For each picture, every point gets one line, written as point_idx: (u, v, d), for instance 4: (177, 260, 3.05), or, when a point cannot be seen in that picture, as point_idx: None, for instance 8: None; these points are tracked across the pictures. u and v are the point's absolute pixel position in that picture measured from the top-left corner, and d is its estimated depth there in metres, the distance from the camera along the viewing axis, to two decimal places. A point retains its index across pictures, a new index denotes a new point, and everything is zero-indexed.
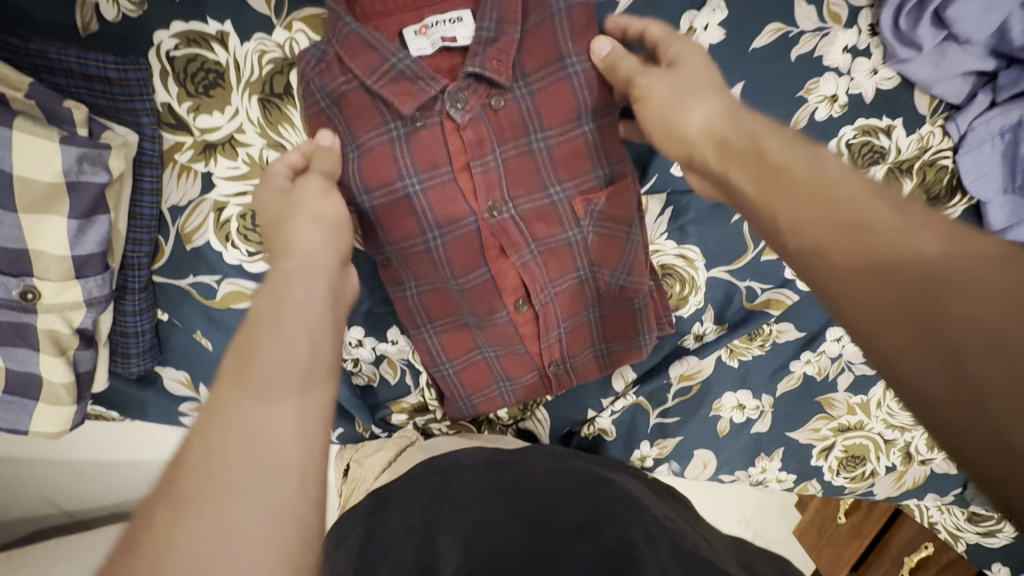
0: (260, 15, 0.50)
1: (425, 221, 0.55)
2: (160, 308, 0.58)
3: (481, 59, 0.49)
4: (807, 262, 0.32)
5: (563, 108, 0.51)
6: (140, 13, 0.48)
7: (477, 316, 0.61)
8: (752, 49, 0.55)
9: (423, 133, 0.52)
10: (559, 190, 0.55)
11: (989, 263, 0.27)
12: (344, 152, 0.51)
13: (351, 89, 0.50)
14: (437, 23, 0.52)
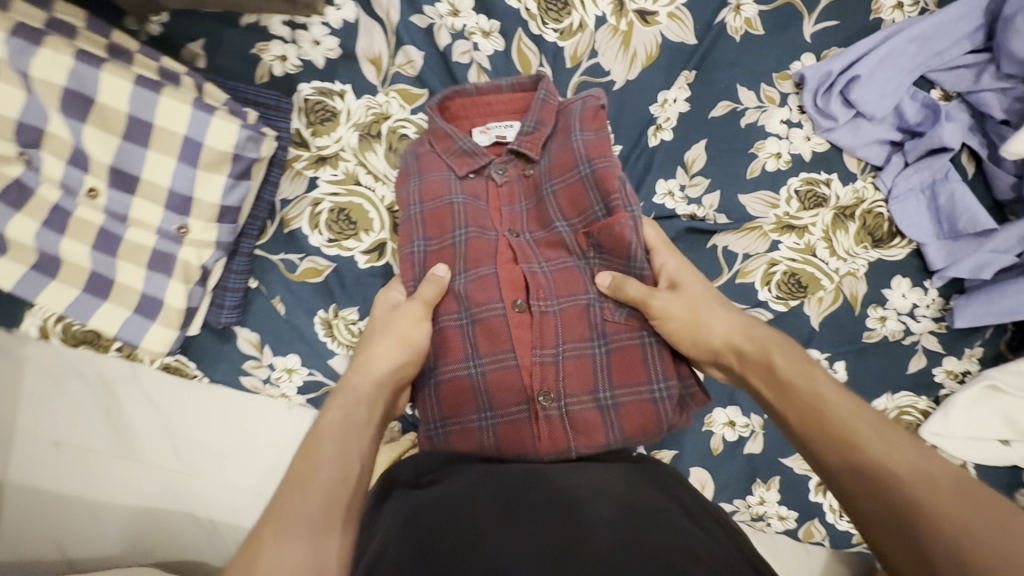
0: (371, 83, 0.74)
1: (454, 223, 0.69)
2: (252, 277, 0.75)
3: (518, 143, 0.71)
4: (823, 453, 0.47)
5: (568, 164, 0.69)
6: (296, 72, 0.72)
7: (475, 309, 0.66)
8: (710, 117, 0.76)
9: (472, 181, 0.72)
10: (565, 225, 0.69)
11: (920, 468, 0.42)
12: (411, 186, 0.71)
13: (425, 153, 0.73)
14: (496, 127, 0.74)
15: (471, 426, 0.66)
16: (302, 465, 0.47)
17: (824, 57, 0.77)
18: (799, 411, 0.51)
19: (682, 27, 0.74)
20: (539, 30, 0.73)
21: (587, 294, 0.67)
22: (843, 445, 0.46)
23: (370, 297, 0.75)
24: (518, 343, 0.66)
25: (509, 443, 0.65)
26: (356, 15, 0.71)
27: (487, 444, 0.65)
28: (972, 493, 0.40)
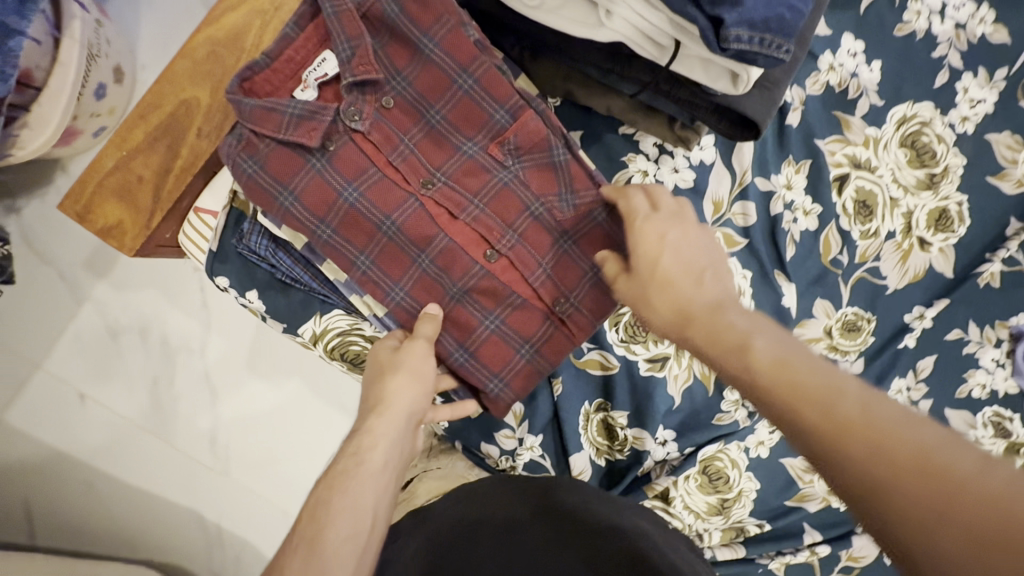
0: (720, 82, 0.56)
1: (375, 220, 0.57)
2: (554, 376, 0.78)
3: (351, 72, 0.54)
4: (909, 540, 0.31)
5: (440, 82, 0.57)
6: (649, 161, 0.78)
7: (347, 229, 0.56)
8: (984, 259, 0.87)
9: (340, 151, 0.56)
10: (428, 42, 0.56)
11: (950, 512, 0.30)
12: (280, 202, 0.55)
13: (271, 151, 0.55)
14: (312, 73, 0.56)
15: (525, 367, 0.62)
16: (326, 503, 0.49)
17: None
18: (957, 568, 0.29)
19: (947, 262, 0.87)
20: (849, 228, 0.84)
21: (484, 126, 0.58)
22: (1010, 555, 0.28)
23: (643, 407, 0.79)
24: (497, 271, 0.60)
25: (524, 323, 0.61)
26: (713, 159, 0.80)
27: (545, 373, 0.62)
28: None
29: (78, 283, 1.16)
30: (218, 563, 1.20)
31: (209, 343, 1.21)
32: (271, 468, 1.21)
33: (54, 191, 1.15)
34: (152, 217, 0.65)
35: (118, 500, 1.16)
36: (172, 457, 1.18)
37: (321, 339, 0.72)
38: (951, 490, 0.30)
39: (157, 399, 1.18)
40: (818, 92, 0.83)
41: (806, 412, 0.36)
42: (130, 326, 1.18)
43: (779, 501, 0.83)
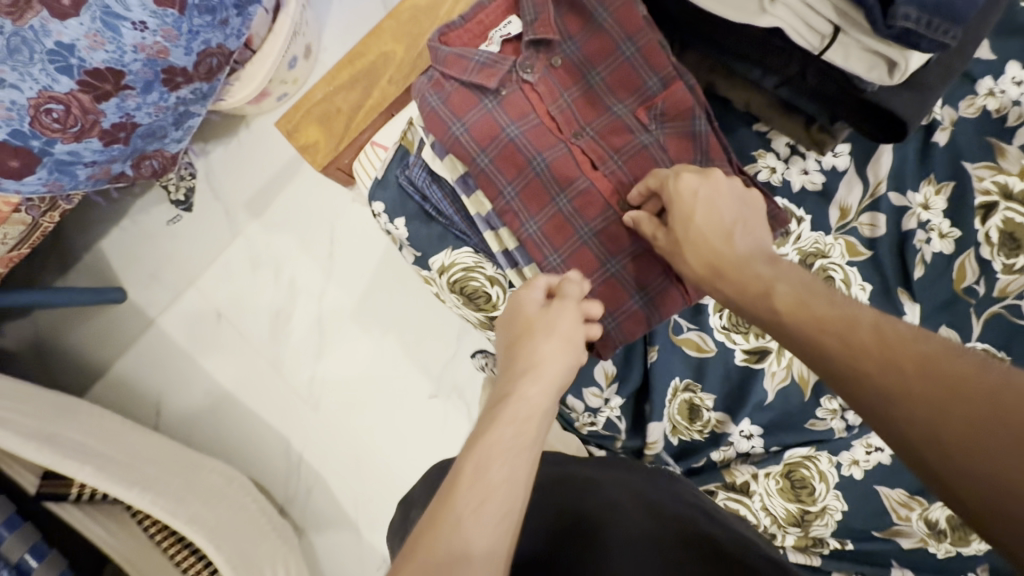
0: (875, 73, 0.58)
1: (529, 158, 0.65)
2: (651, 345, 0.80)
3: (531, 32, 0.64)
4: (885, 391, 0.42)
5: (605, 47, 0.64)
6: (779, 159, 0.81)
7: (502, 162, 0.65)
8: None
9: (510, 96, 0.66)
10: (602, 11, 0.64)
11: (905, 357, 0.42)
12: (453, 130, 0.65)
13: (454, 89, 0.65)
14: (498, 31, 0.67)
15: (635, 315, 0.67)
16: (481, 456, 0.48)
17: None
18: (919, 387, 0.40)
19: None
20: (989, 258, 0.79)
21: (635, 92, 0.64)
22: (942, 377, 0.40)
23: (733, 394, 0.80)
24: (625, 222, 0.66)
25: (641, 274, 0.66)
26: (846, 166, 0.81)
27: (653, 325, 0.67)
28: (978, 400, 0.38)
29: (237, 220, 1.39)
30: (293, 491, 1.32)
31: (327, 293, 1.35)
32: (354, 415, 1.32)
33: (239, 141, 1.39)
34: (339, 143, 0.79)
35: (231, 412, 1.37)
36: (277, 382, 1.35)
37: (447, 270, 0.80)
38: (929, 373, 0.40)
39: (277, 326, 1.36)
40: (971, 116, 0.81)
41: (825, 337, 0.47)
42: (267, 260, 1.38)
43: (867, 526, 0.79)
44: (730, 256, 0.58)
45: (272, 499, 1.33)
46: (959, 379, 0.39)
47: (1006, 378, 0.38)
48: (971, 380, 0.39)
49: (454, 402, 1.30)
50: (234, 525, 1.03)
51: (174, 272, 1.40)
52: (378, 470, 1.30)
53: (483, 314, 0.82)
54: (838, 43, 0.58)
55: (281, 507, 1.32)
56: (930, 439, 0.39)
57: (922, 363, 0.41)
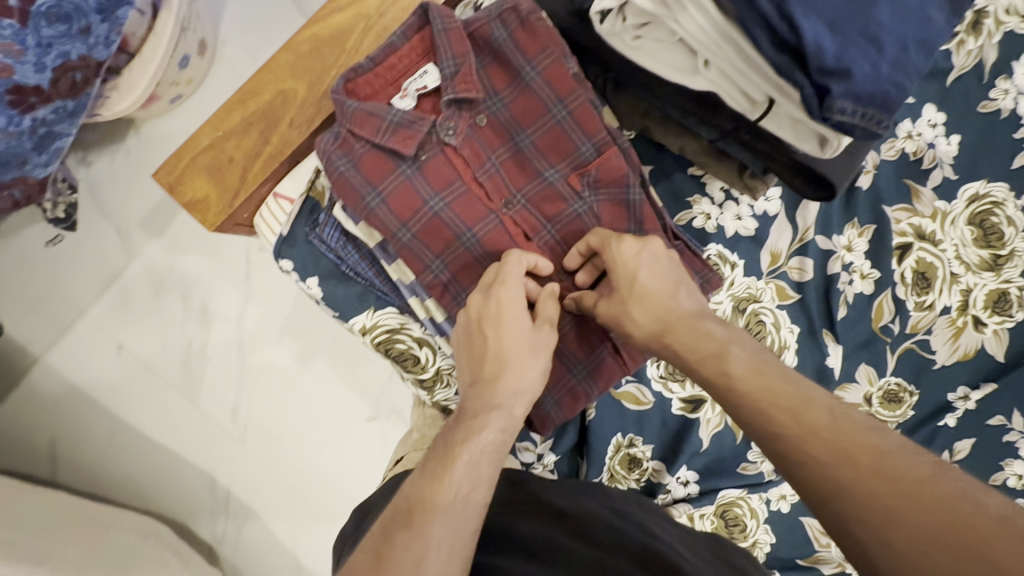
0: (811, 145, 0.56)
1: (456, 231, 0.62)
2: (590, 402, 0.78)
3: (453, 89, 0.60)
4: (841, 482, 0.42)
5: (534, 108, 0.62)
6: (713, 204, 0.79)
7: (426, 235, 0.61)
8: None
9: (431, 161, 0.62)
10: (529, 69, 0.62)
11: (860, 446, 0.43)
12: (367, 201, 0.60)
13: (366, 152, 0.60)
14: (412, 82, 0.62)
15: (574, 389, 0.68)
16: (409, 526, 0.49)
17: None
18: (874, 480, 0.41)
19: (1001, 344, 0.85)
20: (904, 297, 0.83)
21: (567, 157, 0.63)
22: (889, 472, 0.41)
23: (670, 443, 0.80)
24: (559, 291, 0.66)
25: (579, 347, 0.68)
26: (777, 211, 0.80)
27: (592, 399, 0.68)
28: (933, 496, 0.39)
29: (133, 241, 1.13)
30: (221, 530, 1.15)
31: (245, 312, 1.15)
32: (287, 444, 1.14)
33: (125, 152, 1.12)
34: (236, 196, 0.68)
35: (134, 452, 1.14)
36: (195, 421, 1.14)
37: (370, 332, 0.73)
38: (879, 474, 0.41)
39: (190, 357, 1.14)
40: (892, 158, 0.83)
41: (783, 418, 0.47)
42: (174, 281, 1.14)
43: (792, 555, 0.82)
44: (670, 334, 0.56)
45: (196, 542, 1.15)
46: (907, 480, 0.40)
47: (949, 478, 0.39)
48: (920, 478, 0.40)
49: (394, 424, 1.14)
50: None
51: (54, 297, 1.11)
52: (319, 501, 1.14)
53: (411, 377, 0.75)
54: (773, 112, 0.56)
55: (209, 549, 1.15)
56: (890, 538, 0.39)
57: (873, 455, 0.42)
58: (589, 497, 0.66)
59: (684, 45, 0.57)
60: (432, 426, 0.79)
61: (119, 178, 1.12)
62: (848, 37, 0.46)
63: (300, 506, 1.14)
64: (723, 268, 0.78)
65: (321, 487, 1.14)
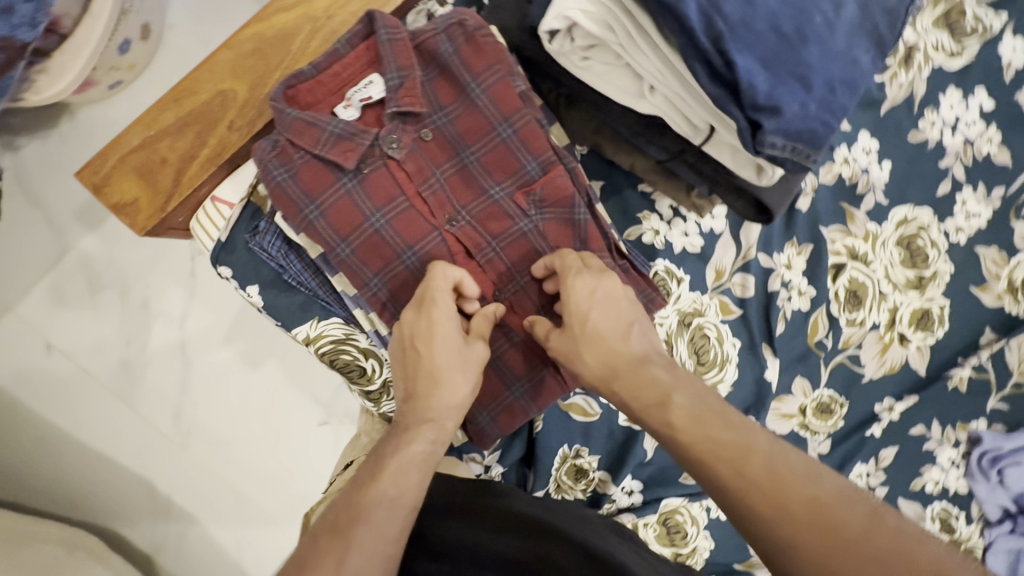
0: (749, 174, 0.58)
1: (398, 248, 0.61)
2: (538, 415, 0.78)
3: (397, 102, 0.60)
4: (778, 531, 0.45)
5: (481, 125, 0.62)
6: (661, 221, 0.80)
7: (366, 251, 0.60)
8: (948, 371, 0.92)
9: (373, 175, 0.61)
10: (475, 85, 0.61)
11: (796, 493, 0.46)
12: (305, 214, 0.59)
13: (305, 163, 0.59)
14: (356, 92, 0.61)
15: (510, 404, 0.68)
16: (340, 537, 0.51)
17: (987, 428, 0.92)
18: (809, 532, 0.44)
19: (922, 359, 0.91)
20: (837, 314, 0.87)
21: (513, 175, 0.63)
22: (822, 519, 0.44)
23: (616, 453, 0.82)
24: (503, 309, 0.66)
25: (519, 364, 0.67)
26: (722, 229, 0.83)
27: (531, 416, 0.68)
28: (858, 539, 0.43)
29: (68, 233, 1.04)
30: (161, 537, 1.09)
31: (190, 311, 1.08)
32: (234, 449, 1.09)
33: (58, 137, 1.03)
34: (168, 201, 0.65)
35: (64, 458, 1.07)
36: (128, 428, 1.07)
37: (313, 342, 0.71)
38: (818, 527, 0.44)
39: (129, 358, 1.06)
40: (830, 181, 0.87)
41: (724, 470, 0.48)
42: (111, 277, 1.06)
43: (730, 560, 0.85)
44: (615, 353, 0.57)
45: (133, 551, 1.09)
46: (839, 524, 0.44)
47: (872, 516, 0.44)
48: (855, 528, 0.44)
49: (348, 427, 1.12)
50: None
51: None
52: (264, 508, 1.11)
53: (356, 388, 0.74)
54: (715, 138, 0.58)
55: (147, 558, 1.09)
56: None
57: (810, 505, 0.45)
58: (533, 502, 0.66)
59: (631, 69, 0.58)
60: (381, 435, 0.78)
61: (45, 164, 1.03)
62: (780, 75, 0.47)
63: (245, 515, 1.10)
64: (670, 282, 0.80)
65: (265, 493, 1.10)
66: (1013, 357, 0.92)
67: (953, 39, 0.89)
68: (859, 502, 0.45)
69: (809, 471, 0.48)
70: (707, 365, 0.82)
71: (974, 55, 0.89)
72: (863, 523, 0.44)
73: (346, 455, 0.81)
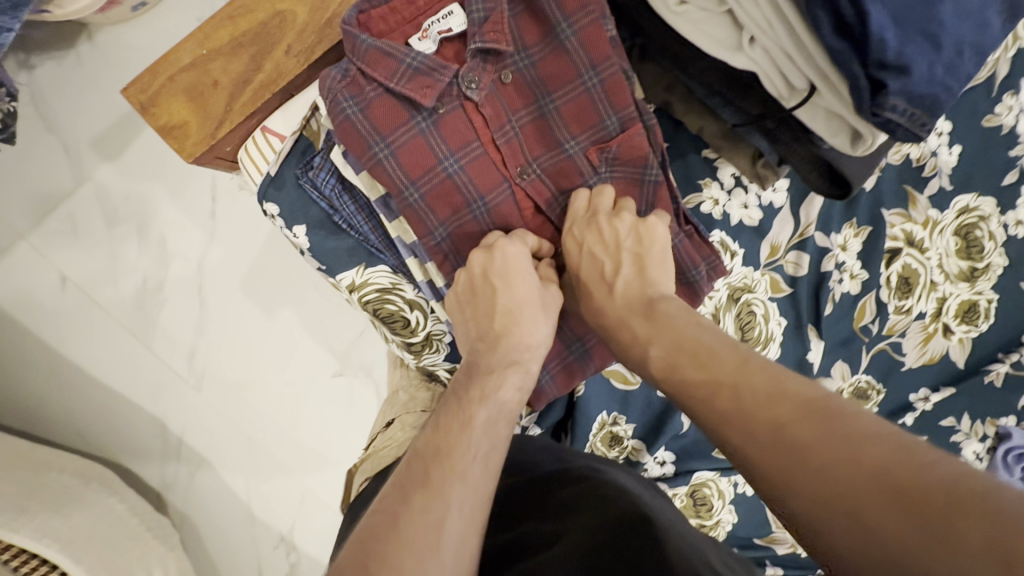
0: (842, 145, 0.56)
1: (467, 197, 0.59)
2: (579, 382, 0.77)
3: (481, 37, 0.56)
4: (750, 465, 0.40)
5: (564, 71, 0.58)
6: (723, 190, 0.77)
7: (434, 196, 0.58)
8: (988, 366, 0.91)
9: (447, 116, 0.58)
10: (564, 25, 0.57)
11: (766, 415, 0.40)
12: (375, 151, 0.56)
13: (377, 96, 0.56)
14: (433, 22, 0.58)
15: (566, 364, 0.68)
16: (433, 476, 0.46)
17: (1016, 424, 0.91)
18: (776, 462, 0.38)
19: (962, 352, 0.90)
20: (886, 300, 0.85)
21: (593, 129, 0.59)
22: (783, 449, 0.38)
23: (652, 424, 0.81)
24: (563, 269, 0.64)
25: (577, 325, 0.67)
26: (782, 203, 0.80)
27: (585, 378, 0.68)
28: (822, 457, 0.36)
29: (83, 160, 0.98)
30: (171, 477, 1.08)
31: (207, 254, 1.03)
32: (250, 394, 1.07)
33: (74, 58, 0.97)
34: (221, 124, 0.62)
35: (76, 391, 1.03)
36: (144, 366, 1.04)
37: (359, 290, 0.68)
38: (775, 438, 0.39)
39: (145, 295, 1.01)
40: (896, 163, 0.84)
41: (693, 404, 0.46)
42: (129, 209, 1.00)
43: (750, 534, 0.86)
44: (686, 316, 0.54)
45: (143, 487, 1.08)
46: (802, 447, 0.37)
47: (839, 429, 0.36)
48: (817, 434, 0.37)
49: (362, 382, 1.11)
50: (100, 525, 0.89)
51: None
52: (278, 454, 1.10)
53: (398, 339, 0.71)
54: (810, 102, 0.55)
55: (157, 496, 1.08)
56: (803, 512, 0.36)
57: (771, 431, 0.39)
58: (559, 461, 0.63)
59: (730, 19, 0.55)
60: (420, 389, 0.77)
61: (64, 84, 0.97)
62: (910, 33, 0.46)
63: (258, 461, 1.10)
64: (724, 255, 0.78)
65: (278, 440, 1.10)
66: None
67: None
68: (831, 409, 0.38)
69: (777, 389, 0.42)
70: (752, 342, 0.80)
71: None
72: (826, 428, 0.37)
73: (384, 413, 0.82)
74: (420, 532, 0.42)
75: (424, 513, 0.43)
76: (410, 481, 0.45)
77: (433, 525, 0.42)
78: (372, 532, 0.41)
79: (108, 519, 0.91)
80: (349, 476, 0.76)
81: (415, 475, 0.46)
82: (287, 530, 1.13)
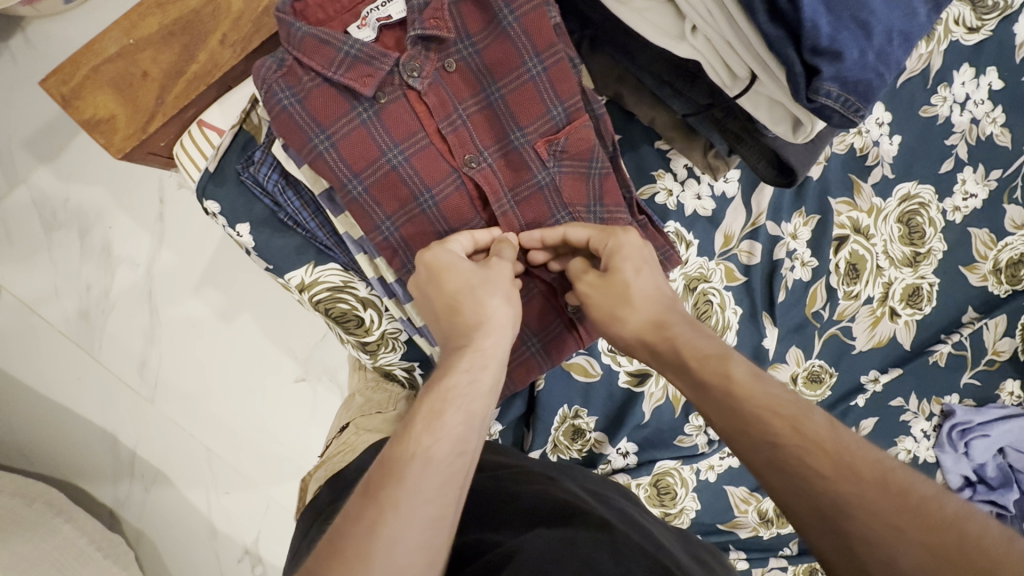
0: (787, 134, 0.57)
1: (414, 190, 0.57)
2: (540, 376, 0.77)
3: (421, 24, 0.55)
4: (833, 498, 0.38)
5: (509, 58, 0.57)
6: (676, 181, 0.78)
7: (377, 189, 0.56)
8: (932, 347, 0.94)
9: (391, 107, 0.56)
10: (507, 11, 0.56)
11: (853, 450, 0.39)
12: (314, 143, 0.54)
13: (315, 86, 0.54)
14: (372, 10, 0.56)
15: (522, 357, 0.67)
16: (403, 473, 0.41)
17: (958, 402, 0.95)
18: (869, 496, 0.37)
19: (908, 335, 0.94)
20: (836, 286, 0.87)
21: (539, 120, 0.59)
22: (884, 487, 0.37)
23: (614, 416, 0.81)
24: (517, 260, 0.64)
25: (534, 316, 0.67)
26: (734, 193, 0.81)
27: (544, 370, 0.68)
28: (920, 506, 0.36)
29: (16, 162, 0.92)
30: (124, 494, 1.02)
31: (157, 258, 0.97)
32: (206, 405, 1.02)
33: (3, 54, 0.91)
34: (150, 122, 0.59)
35: (15, 408, 0.96)
36: (87, 381, 0.97)
37: (308, 289, 0.65)
38: (886, 484, 0.37)
39: (88, 304, 0.96)
40: (840, 152, 0.87)
41: (778, 423, 0.42)
42: (69, 213, 0.94)
43: (714, 520, 0.87)
44: (637, 301, 0.54)
45: (94, 506, 1.02)
46: (905, 491, 0.37)
47: (933, 487, 0.37)
48: (913, 543, 0.35)
49: (325, 387, 1.07)
50: (46, 547, 0.83)
51: None
52: (239, 464, 1.06)
53: (352, 340, 0.69)
54: (752, 89, 0.55)
55: (109, 513, 1.02)
56: (885, 550, 0.35)
57: (869, 469, 0.38)
58: (520, 470, 0.61)
59: (673, 8, 0.55)
60: (376, 390, 0.76)
61: None
62: (841, 19, 0.48)
63: (218, 475, 1.05)
64: (679, 245, 0.78)
65: (239, 450, 1.05)
66: (989, 335, 0.96)
67: (974, 13, 0.89)
68: (970, 537, 0.34)
69: (901, 474, 0.38)
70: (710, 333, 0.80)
71: (991, 31, 0.89)
72: (929, 543, 0.34)
73: (340, 418, 0.79)
74: (378, 547, 0.37)
75: (382, 527, 0.38)
76: (368, 490, 0.40)
77: (391, 540, 0.37)
78: (334, 544, 0.37)
79: (52, 541, 0.84)
80: (304, 483, 0.72)
81: (378, 476, 0.41)
82: (249, 543, 1.08)
